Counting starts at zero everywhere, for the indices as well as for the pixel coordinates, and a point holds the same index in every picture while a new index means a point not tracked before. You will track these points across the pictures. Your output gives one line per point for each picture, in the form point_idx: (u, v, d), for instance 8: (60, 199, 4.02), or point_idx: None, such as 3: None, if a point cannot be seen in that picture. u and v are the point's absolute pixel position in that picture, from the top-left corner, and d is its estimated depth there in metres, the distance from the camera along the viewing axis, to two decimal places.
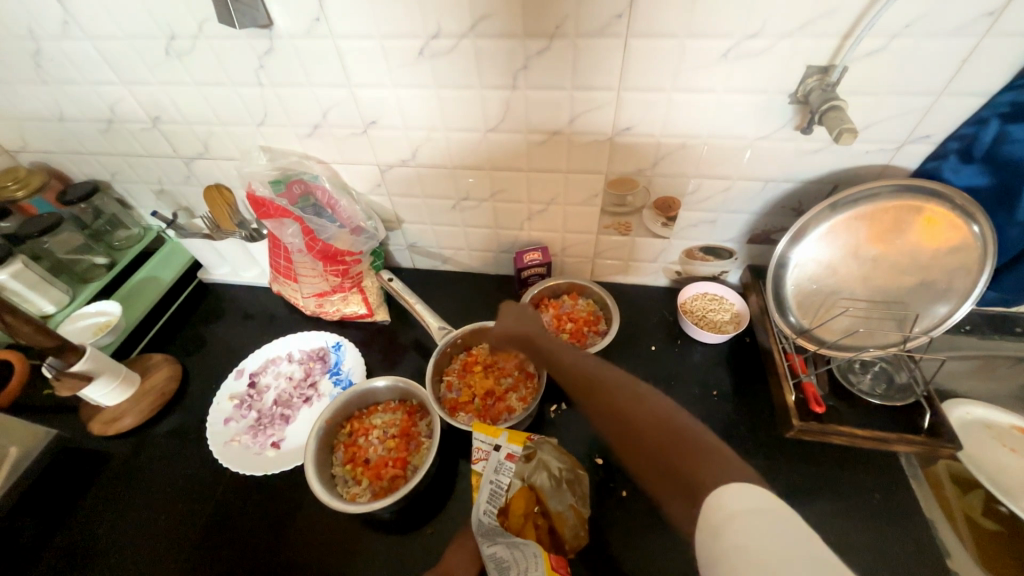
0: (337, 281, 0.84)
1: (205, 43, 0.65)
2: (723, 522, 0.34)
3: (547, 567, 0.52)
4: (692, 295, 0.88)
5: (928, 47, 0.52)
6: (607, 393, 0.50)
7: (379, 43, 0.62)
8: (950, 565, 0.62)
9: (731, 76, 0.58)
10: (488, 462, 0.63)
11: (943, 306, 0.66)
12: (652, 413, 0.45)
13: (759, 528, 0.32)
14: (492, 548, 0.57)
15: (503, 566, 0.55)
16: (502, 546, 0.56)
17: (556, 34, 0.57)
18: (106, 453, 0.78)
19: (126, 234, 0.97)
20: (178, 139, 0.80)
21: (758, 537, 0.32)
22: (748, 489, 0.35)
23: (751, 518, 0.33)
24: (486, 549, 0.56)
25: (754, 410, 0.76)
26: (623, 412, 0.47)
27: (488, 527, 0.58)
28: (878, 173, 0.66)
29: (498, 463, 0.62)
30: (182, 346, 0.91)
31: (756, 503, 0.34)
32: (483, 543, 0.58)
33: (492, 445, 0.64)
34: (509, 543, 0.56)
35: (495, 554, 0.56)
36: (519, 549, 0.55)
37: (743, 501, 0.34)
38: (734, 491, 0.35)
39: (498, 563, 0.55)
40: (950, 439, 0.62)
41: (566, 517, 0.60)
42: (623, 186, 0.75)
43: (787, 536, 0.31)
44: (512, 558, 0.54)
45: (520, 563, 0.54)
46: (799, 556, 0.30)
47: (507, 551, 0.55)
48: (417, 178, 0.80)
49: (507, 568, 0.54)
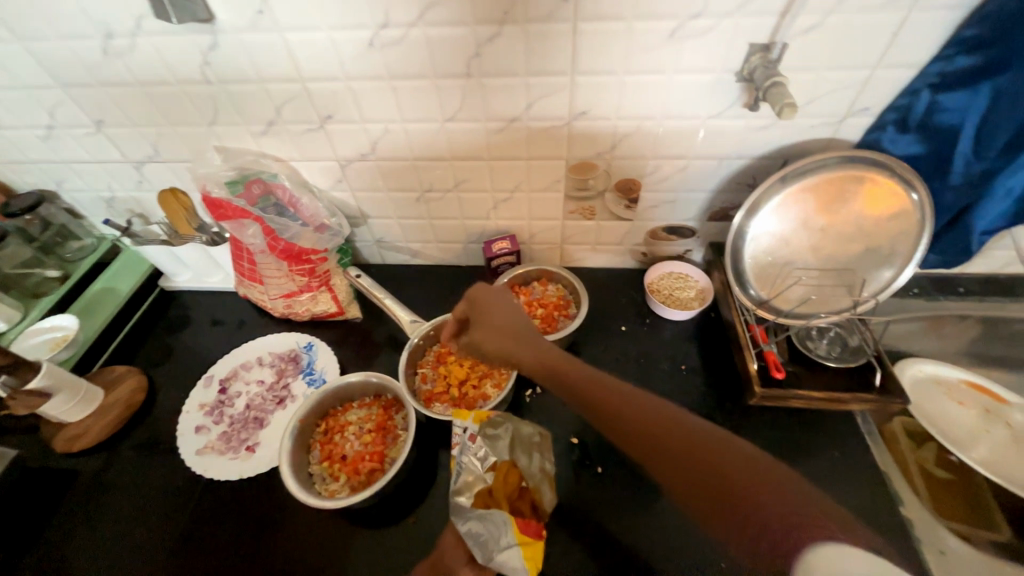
0: (304, 280, 0.83)
1: (145, 41, 0.63)
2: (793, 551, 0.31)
3: (517, 529, 0.57)
4: (659, 274, 0.90)
5: (861, 22, 0.55)
6: (656, 433, 0.42)
7: (328, 35, 0.61)
8: (903, 512, 0.66)
9: (679, 57, 0.60)
10: (457, 445, 0.65)
11: (887, 271, 0.69)
12: (721, 454, 0.38)
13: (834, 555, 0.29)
14: (466, 526, 0.58)
15: (478, 541, 0.56)
16: (475, 521, 0.58)
17: (505, 20, 0.58)
18: (72, 471, 0.75)
19: (79, 245, 0.93)
20: (125, 142, 0.78)
21: None
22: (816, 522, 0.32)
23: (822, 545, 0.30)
24: (462, 526, 0.57)
25: (721, 381, 0.79)
26: (683, 445, 0.40)
27: (461, 506, 0.60)
28: (824, 146, 0.69)
29: (464, 444, 0.64)
30: (148, 357, 0.89)
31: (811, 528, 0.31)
32: (458, 523, 0.58)
33: (461, 428, 0.66)
34: (482, 518, 0.58)
35: (471, 531, 0.57)
36: (491, 520, 0.57)
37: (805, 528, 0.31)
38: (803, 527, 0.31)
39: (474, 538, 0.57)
40: (900, 394, 0.66)
41: (543, 490, 0.63)
42: (584, 171, 0.76)
43: None
44: (487, 531, 0.57)
45: (493, 531, 0.57)
46: None
47: (480, 524, 0.57)
48: (378, 172, 0.79)
49: (482, 540, 0.57)
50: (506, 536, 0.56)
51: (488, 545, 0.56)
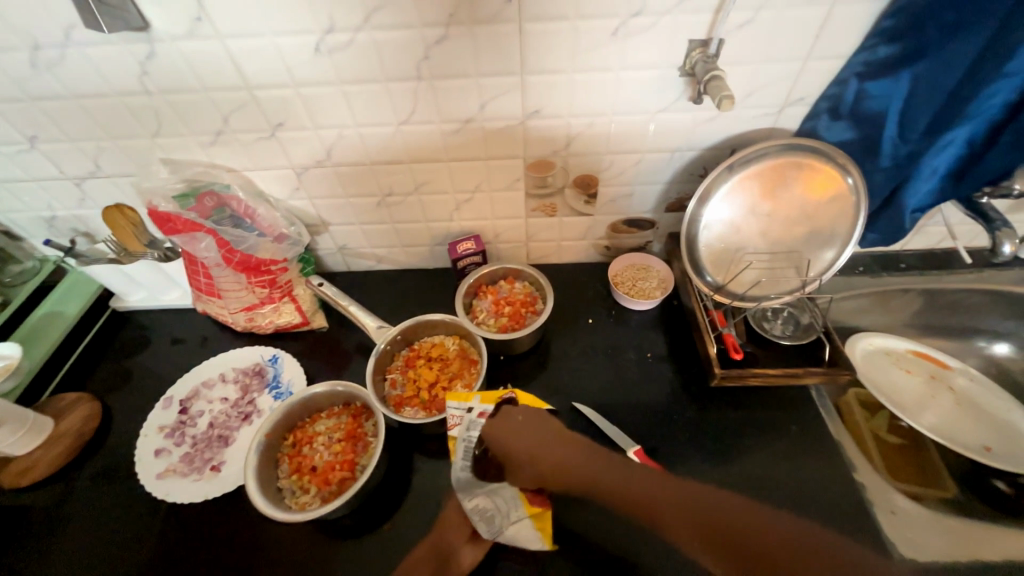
0: (265, 292, 0.81)
1: (77, 53, 0.60)
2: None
3: (525, 505, 0.62)
4: (622, 267, 0.92)
5: (789, 16, 0.58)
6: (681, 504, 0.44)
7: (272, 41, 0.60)
8: (856, 478, 0.70)
9: (624, 54, 0.62)
10: (462, 424, 0.66)
11: (829, 251, 0.73)
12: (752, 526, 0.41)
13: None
14: (474, 501, 0.61)
15: (486, 515, 0.61)
16: (482, 498, 0.61)
17: (451, 23, 0.58)
18: (22, 507, 0.71)
19: (19, 268, 0.89)
20: (63, 159, 0.74)
21: None
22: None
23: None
24: (470, 503, 0.61)
25: (685, 366, 0.81)
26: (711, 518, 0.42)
27: (466, 482, 0.62)
28: (767, 135, 0.72)
29: (470, 422, 0.64)
30: (101, 382, 0.85)
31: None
32: (465, 497, 0.61)
33: (466, 408, 0.67)
34: (489, 495, 0.61)
35: (478, 507, 0.61)
36: (499, 497, 0.61)
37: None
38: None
39: (482, 513, 0.61)
40: (848, 366, 0.70)
41: None
42: (542, 168, 0.77)
43: None
44: (495, 507, 0.61)
45: (503, 508, 0.62)
46: None
47: (489, 501, 0.61)
48: (336, 178, 0.78)
49: (491, 516, 0.61)
50: (515, 512, 0.62)
51: (495, 520, 0.61)
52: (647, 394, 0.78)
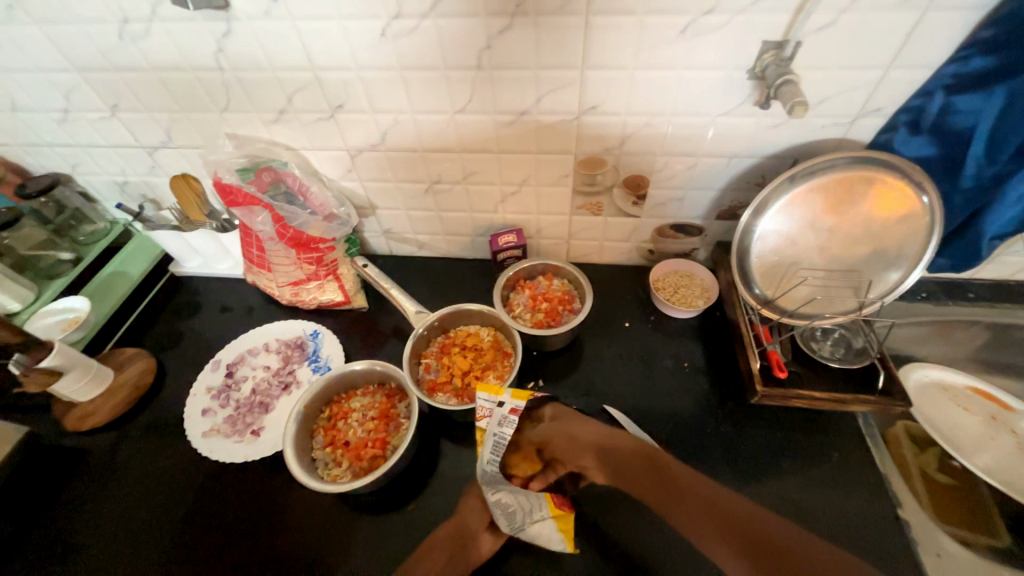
0: (311, 269, 0.84)
1: (160, 27, 0.64)
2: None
3: (550, 505, 0.61)
4: (664, 272, 0.90)
5: (876, 21, 0.54)
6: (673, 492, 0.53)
7: (340, 24, 0.61)
8: (901, 514, 0.66)
9: (689, 53, 0.60)
10: (492, 418, 0.63)
11: (894, 273, 0.68)
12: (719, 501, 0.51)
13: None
14: (497, 495, 0.60)
15: (508, 512, 0.60)
16: (505, 493, 0.59)
17: (517, 13, 0.58)
18: (82, 448, 0.77)
19: (92, 229, 0.95)
20: (139, 127, 0.79)
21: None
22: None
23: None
24: (493, 497, 0.60)
25: (723, 379, 0.79)
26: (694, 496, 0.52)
27: (492, 476, 0.60)
28: (835, 146, 0.69)
29: (502, 417, 0.62)
30: (157, 340, 0.91)
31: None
32: (488, 490, 0.60)
33: (496, 402, 0.64)
34: (513, 491, 0.60)
35: (501, 500, 0.60)
36: (523, 495, 0.60)
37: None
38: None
39: (504, 507, 0.60)
40: (902, 397, 0.65)
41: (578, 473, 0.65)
42: (592, 166, 0.76)
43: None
44: (518, 503, 0.60)
45: (526, 505, 0.60)
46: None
47: (513, 498, 0.60)
48: (388, 163, 0.80)
49: (514, 512, 0.60)
50: (539, 511, 0.61)
51: (517, 517, 0.60)
52: (681, 402, 0.77)
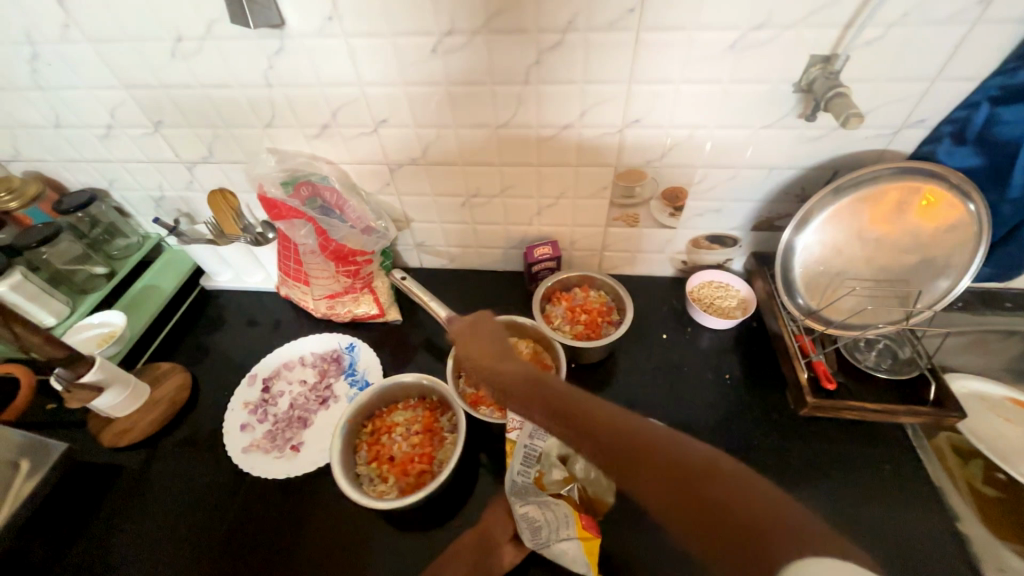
0: (349, 281, 0.84)
1: (213, 45, 0.65)
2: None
3: (577, 525, 0.61)
4: (699, 283, 0.90)
5: (923, 36, 0.55)
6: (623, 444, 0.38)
7: (391, 41, 0.62)
8: (960, 528, 0.65)
9: (736, 67, 0.61)
10: (522, 428, 0.63)
11: (944, 281, 0.67)
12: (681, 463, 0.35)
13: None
14: (524, 508, 0.61)
15: (534, 526, 0.60)
16: (534, 507, 0.61)
17: (568, 29, 0.59)
18: (118, 465, 0.76)
19: (125, 242, 0.95)
20: (180, 143, 0.79)
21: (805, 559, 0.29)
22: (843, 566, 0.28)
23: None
24: (520, 509, 0.61)
25: (766, 391, 0.78)
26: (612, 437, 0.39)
27: (521, 488, 0.62)
28: (877, 157, 0.69)
29: (532, 429, 0.62)
30: (190, 355, 0.90)
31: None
32: (516, 502, 0.61)
33: None
34: (541, 505, 0.62)
35: (528, 514, 0.61)
36: (552, 510, 0.61)
37: (833, 571, 0.27)
38: (821, 559, 0.28)
39: (530, 521, 0.60)
40: (955, 408, 0.64)
41: (603, 492, 0.66)
42: (632, 178, 0.77)
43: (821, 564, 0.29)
44: (546, 519, 0.61)
45: (553, 522, 0.61)
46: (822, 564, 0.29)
47: (540, 512, 0.61)
48: (427, 176, 0.80)
49: (539, 527, 0.60)
50: (565, 529, 0.61)
51: (542, 532, 0.60)
52: (725, 414, 0.76)
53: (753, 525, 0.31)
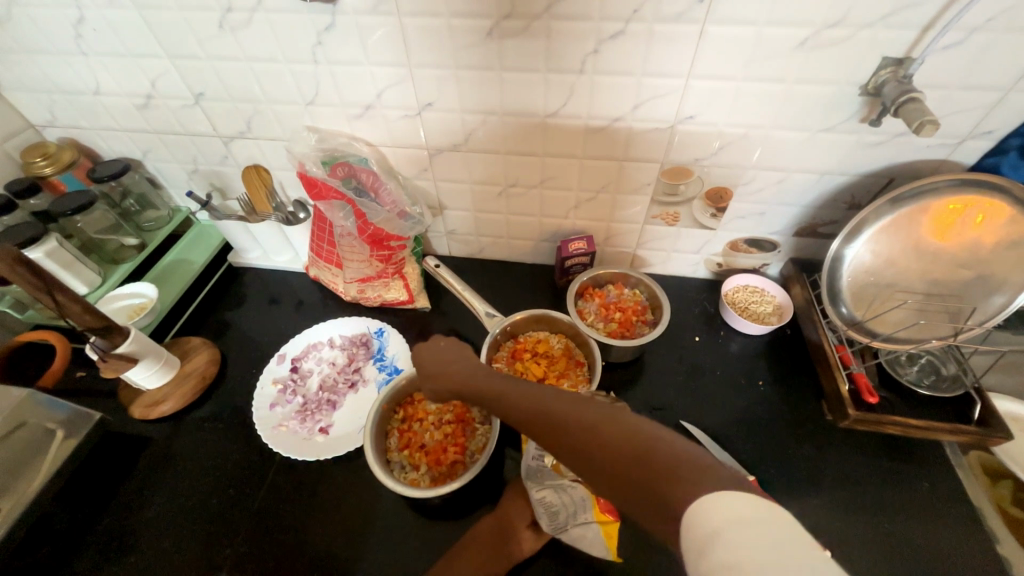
0: (381, 266, 0.83)
1: (262, 17, 0.63)
2: (707, 537, 0.31)
3: (595, 509, 0.60)
4: (733, 287, 0.88)
5: (1008, 42, 0.53)
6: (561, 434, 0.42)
7: (446, 22, 0.60)
8: (1000, 551, 0.64)
9: (803, 66, 0.58)
10: None
11: (999, 298, 0.64)
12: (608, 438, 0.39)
13: (740, 539, 0.29)
14: (541, 492, 0.61)
15: (551, 511, 0.60)
16: (549, 491, 0.61)
17: (632, 18, 0.57)
18: (147, 437, 0.76)
19: (155, 215, 0.94)
20: (220, 117, 0.78)
21: (726, 508, 0.31)
22: (732, 495, 0.32)
23: (735, 528, 0.30)
24: (536, 493, 0.61)
25: (799, 400, 0.77)
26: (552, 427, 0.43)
27: (537, 473, 0.63)
28: (935, 168, 0.67)
29: None
30: (217, 331, 0.90)
31: (743, 511, 0.31)
32: (532, 487, 0.62)
33: None
34: (557, 490, 0.61)
35: (545, 499, 0.61)
36: (568, 495, 0.60)
37: (730, 503, 0.31)
38: (714, 493, 0.32)
39: (547, 507, 0.60)
40: (1002, 428, 0.63)
41: None
42: (677, 176, 0.75)
43: (753, 516, 0.31)
44: (562, 503, 0.60)
45: (570, 506, 0.60)
46: (767, 525, 0.30)
47: (556, 497, 0.60)
48: (466, 164, 0.79)
49: (557, 512, 0.60)
50: (583, 513, 0.60)
51: (559, 517, 0.60)
52: (757, 423, 0.75)
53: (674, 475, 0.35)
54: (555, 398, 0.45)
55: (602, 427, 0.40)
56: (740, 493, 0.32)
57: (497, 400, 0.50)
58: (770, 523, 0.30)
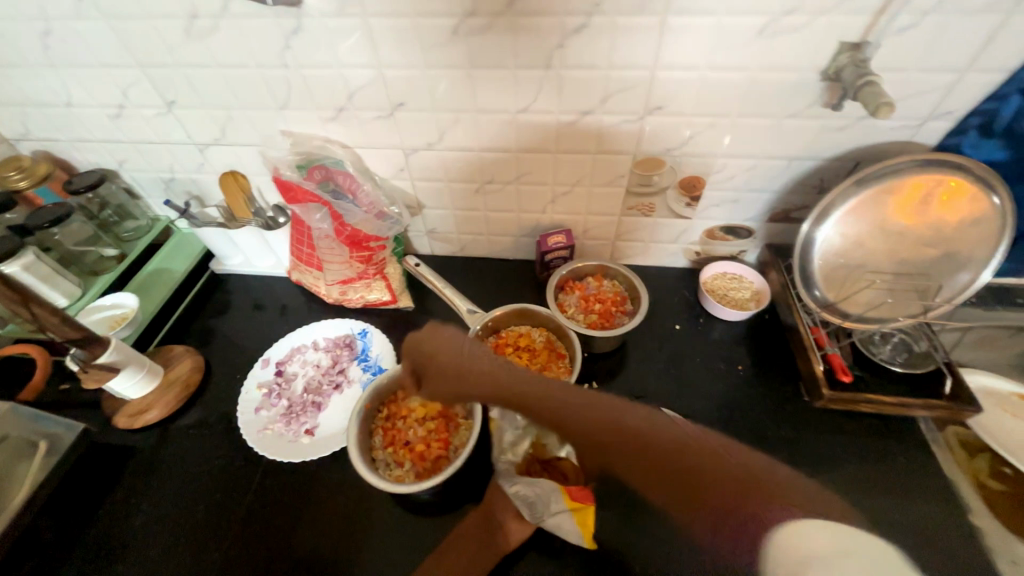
0: (362, 267, 0.84)
1: (229, 23, 0.63)
2: (801, 561, 0.33)
3: (567, 497, 0.61)
4: (712, 275, 0.89)
5: (959, 24, 0.54)
6: (630, 444, 0.40)
7: (412, 22, 0.61)
8: (973, 521, 0.65)
9: (765, 54, 0.59)
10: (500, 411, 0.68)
11: (964, 275, 0.66)
12: (686, 452, 0.39)
13: (843, 566, 0.32)
14: (515, 486, 0.63)
15: (528, 503, 0.62)
16: (523, 485, 0.63)
17: (594, 12, 0.57)
18: (132, 446, 0.76)
19: (135, 225, 0.94)
20: (194, 124, 0.78)
21: (825, 538, 0.34)
22: (824, 525, 0.35)
23: (837, 557, 0.33)
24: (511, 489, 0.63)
25: (778, 383, 0.78)
26: (619, 433, 0.41)
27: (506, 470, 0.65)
28: (899, 149, 0.68)
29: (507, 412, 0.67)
30: (201, 339, 0.90)
31: (836, 539, 0.34)
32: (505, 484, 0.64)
33: None
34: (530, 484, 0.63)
35: (520, 493, 0.62)
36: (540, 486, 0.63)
37: (825, 530, 0.34)
38: (809, 521, 0.35)
39: (522, 499, 0.62)
40: (972, 402, 0.65)
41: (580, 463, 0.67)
42: (650, 166, 0.76)
43: (840, 542, 0.34)
44: (536, 494, 0.62)
45: (544, 496, 0.62)
46: (857, 552, 0.33)
47: (530, 489, 0.62)
48: (442, 162, 0.80)
49: (533, 502, 0.62)
50: (556, 503, 0.61)
51: (537, 507, 0.62)
52: (736, 407, 0.76)
53: (762, 499, 0.37)
54: (614, 408, 0.43)
55: (680, 440, 0.40)
56: (828, 520, 0.35)
57: (541, 410, 0.46)
58: (859, 551, 0.33)
